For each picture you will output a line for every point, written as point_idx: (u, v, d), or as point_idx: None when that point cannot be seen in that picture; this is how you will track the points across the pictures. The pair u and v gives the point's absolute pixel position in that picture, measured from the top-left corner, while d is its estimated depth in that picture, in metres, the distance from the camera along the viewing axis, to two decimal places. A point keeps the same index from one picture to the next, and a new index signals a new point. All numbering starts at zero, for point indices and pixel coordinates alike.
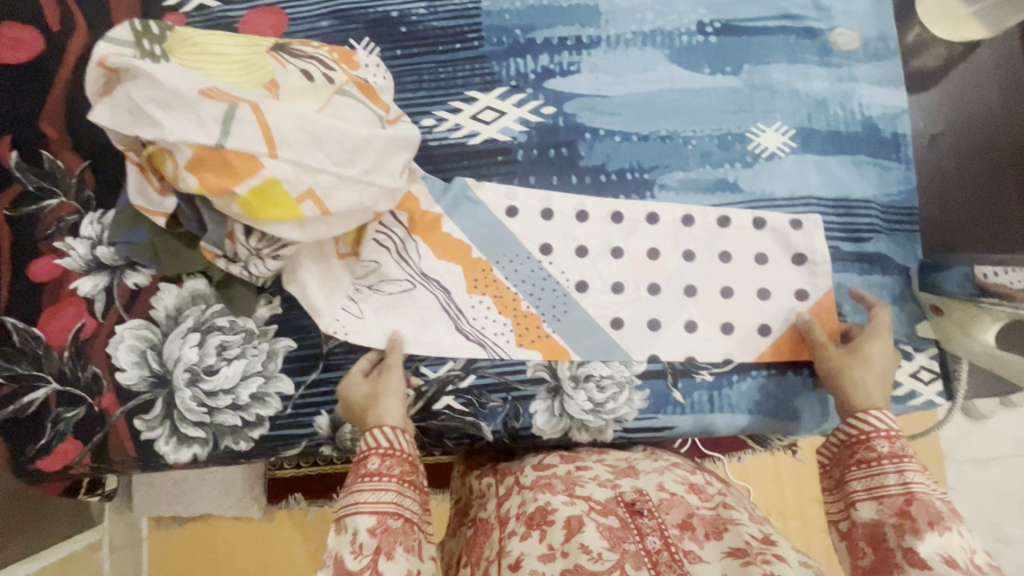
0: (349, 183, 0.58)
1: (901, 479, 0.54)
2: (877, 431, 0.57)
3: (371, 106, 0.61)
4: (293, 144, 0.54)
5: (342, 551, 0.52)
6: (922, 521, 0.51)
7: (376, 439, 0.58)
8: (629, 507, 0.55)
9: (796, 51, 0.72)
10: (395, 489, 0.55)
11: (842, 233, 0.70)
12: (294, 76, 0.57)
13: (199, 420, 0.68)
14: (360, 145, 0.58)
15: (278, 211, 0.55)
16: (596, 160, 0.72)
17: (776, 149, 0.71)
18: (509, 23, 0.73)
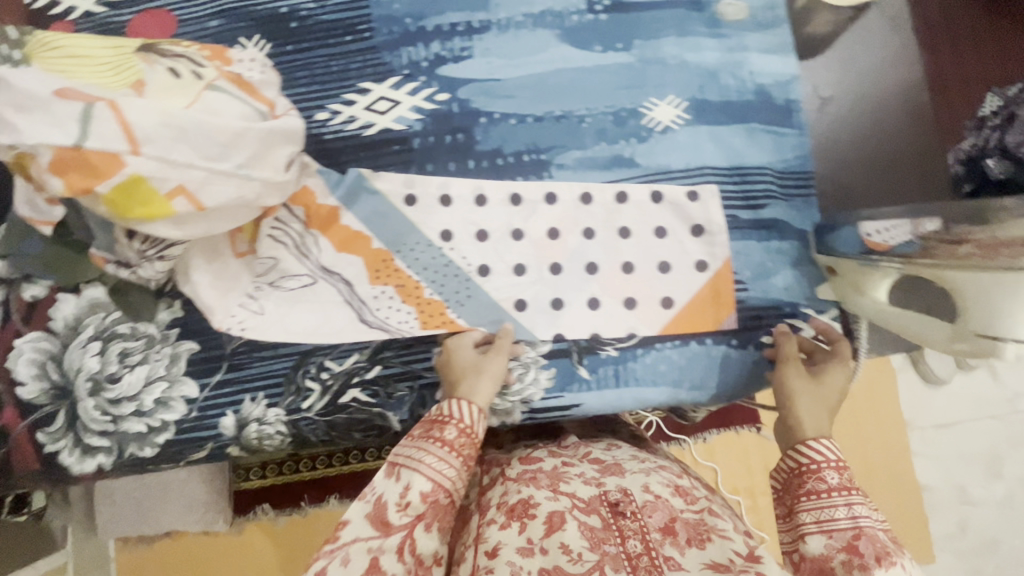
0: (225, 177, 0.57)
1: (850, 513, 0.54)
2: (820, 458, 0.58)
3: (248, 101, 0.61)
4: (157, 140, 0.54)
5: (388, 497, 0.56)
6: (869, 558, 0.51)
7: (453, 409, 0.61)
8: (612, 507, 0.57)
9: (685, 24, 0.73)
10: (456, 467, 0.59)
11: (739, 201, 0.70)
12: (161, 74, 0.57)
13: (103, 429, 0.67)
14: (233, 138, 0.57)
15: (150, 209, 0.55)
16: (493, 144, 0.72)
17: (670, 122, 0.71)
18: (399, 12, 0.73)
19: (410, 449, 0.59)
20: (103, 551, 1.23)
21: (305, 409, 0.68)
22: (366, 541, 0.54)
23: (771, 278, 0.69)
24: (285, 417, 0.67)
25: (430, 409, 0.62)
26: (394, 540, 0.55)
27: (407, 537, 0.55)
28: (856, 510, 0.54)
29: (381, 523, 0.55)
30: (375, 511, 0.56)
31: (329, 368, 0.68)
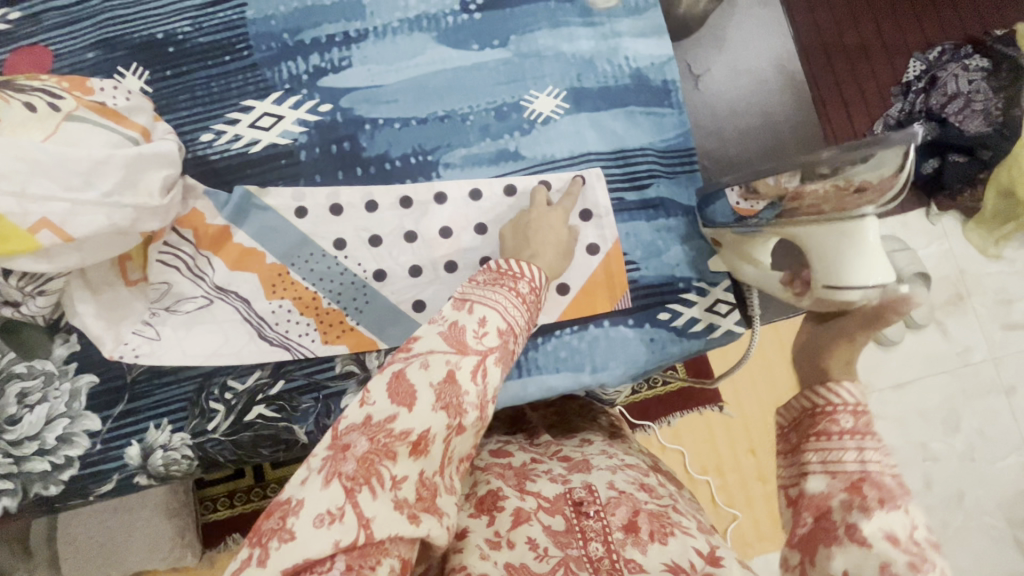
0: (92, 207, 0.57)
1: (860, 456, 0.42)
2: (845, 398, 0.44)
3: (114, 127, 0.61)
4: (10, 176, 0.54)
5: (464, 323, 0.45)
6: (872, 497, 0.40)
7: (521, 268, 0.52)
8: (575, 506, 0.54)
9: (557, 16, 0.74)
10: (525, 316, 0.49)
11: (624, 184, 0.72)
12: (14, 109, 0.57)
13: (6, 471, 0.66)
14: (96, 167, 0.57)
15: (9, 244, 0.55)
16: (379, 149, 0.72)
17: (551, 112, 0.72)
18: (276, 28, 0.74)
19: (481, 288, 0.48)
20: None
21: (211, 431, 0.67)
22: (443, 354, 0.43)
23: (663, 256, 0.71)
24: (191, 440, 0.67)
25: (493, 261, 0.52)
26: (472, 361, 0.44)
27: (483, 362, 0.44)
28: (866, 454, 0.42)
29: (455, 340, 0.44)
30: (451, 330, 0.44)
31: (232, 387, 0.68)
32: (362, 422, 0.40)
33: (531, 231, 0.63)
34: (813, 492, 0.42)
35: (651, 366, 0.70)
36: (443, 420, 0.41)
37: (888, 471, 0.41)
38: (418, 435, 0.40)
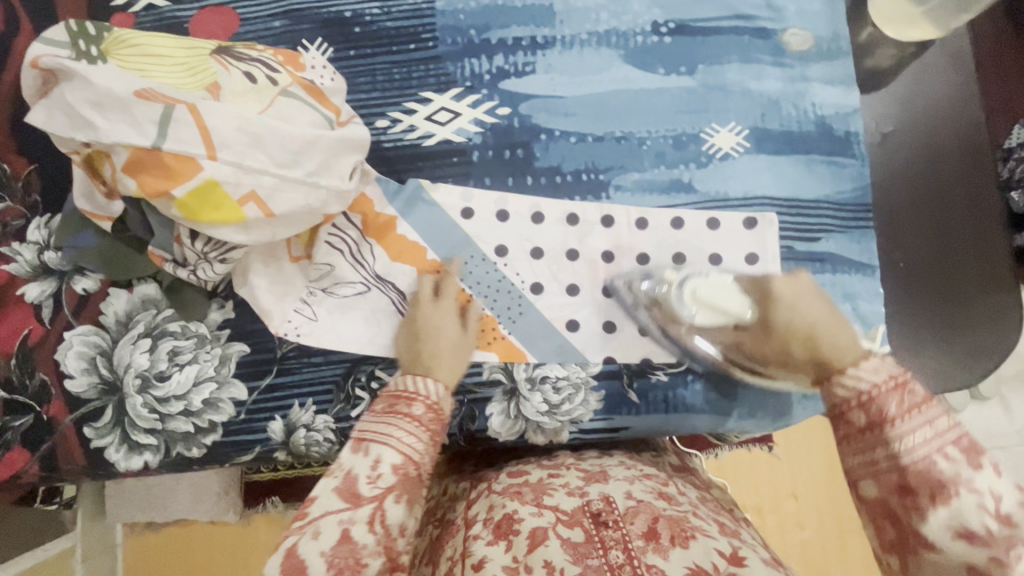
0: (294, 184, 0.59)
1: (889, 453, 0.45)
2: (858, 391, 0.48)
3: (317, 107, 0.62)
4: (232, 145, 0.56)
5: (357, 470, 0.50)
6: (923, 496, 0.43)
7: (420, 386, 0.56)
8: (594, 518, 0.52)
9: (749, 51, 0.73)
10: (424, 441, 0.53)
11: (795, 232, 0.70)
12: (237, 79, 0.60)
13: (151, 427, 0.67)
14: (305, 146, 0.58)
15: (219, 212, 0.57)
16: (552, 161, 0.71)
17: (730, 149, 0.71)
18: (464, 23, 0.73)
19: (376, 423, 0.53)
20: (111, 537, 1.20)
21: (354, 417, 0.68)
22: (336, 513, 0.48)
23: None
24: (334, 424, 0.67)
25: (391, 383, 0.57)
26: (365, 512, 0.48)
27: (377, 509, 0.49)
28: (897, 447, 0.45)
29: (348, 493, 0.49)
30: (345, 483, 0.50)
31: (380, 378, 0.68)
32: None
33: (432, 343, 0.63)
34: (869, 495, 0.47)
35: (795, 418, 0.69)
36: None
37: (934, 454, 0.43)
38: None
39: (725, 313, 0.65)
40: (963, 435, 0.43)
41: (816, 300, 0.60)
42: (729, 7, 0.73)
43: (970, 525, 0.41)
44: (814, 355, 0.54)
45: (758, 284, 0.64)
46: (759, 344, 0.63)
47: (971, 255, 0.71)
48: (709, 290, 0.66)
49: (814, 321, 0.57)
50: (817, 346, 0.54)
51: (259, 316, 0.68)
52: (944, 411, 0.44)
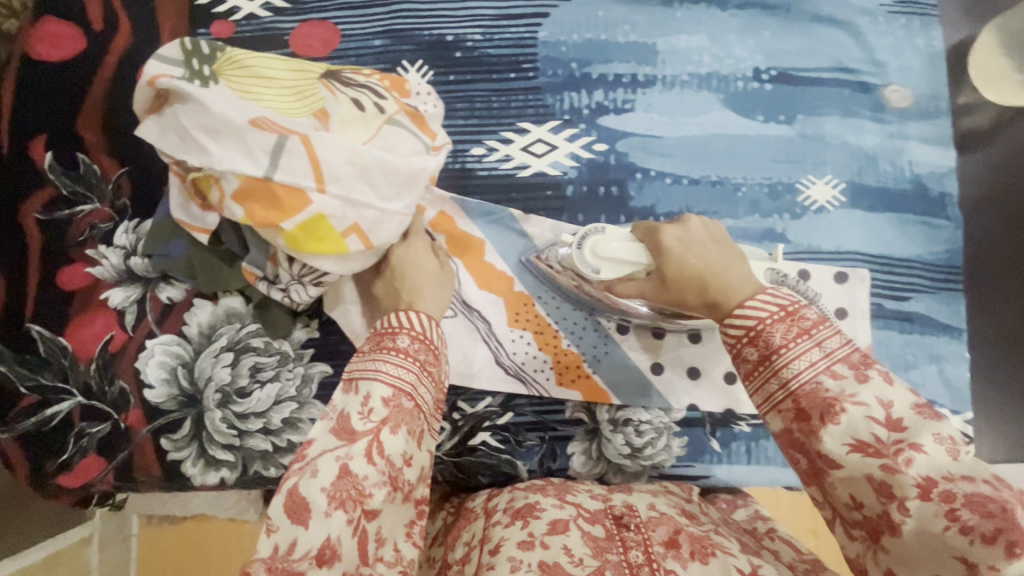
0: (395, 217, 0.59)
1: (783, 381, 0.42)
2: (748, 328, 0.45)
3: (419, 135, 0.61)
4: (340, 177, 0.56)
5: (348, 408, 0.44)
6: (815, 418, 0.40)
7: (403, 319, 0.50)
8: (615, 519, 0.53)
9: (849, 105, 0.72)
10: (417, 371, 0.47)
11: (886, 291, 0.70)
12: (345, 106, 0.60)
13: (229, 443, 0.66)
14: (408, 179, 0.58)
15: (322, 244, 0.57)
16: (646, 201, 0.71)
17: (826, 202, 0.71)
18: (565, 55, 0.72)
19: (362, 359, 0.47)
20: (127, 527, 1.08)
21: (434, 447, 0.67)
22: (331, 450, 0.42)
23: (910, 372, 0.69)
24: None
25: (377, 322, 0.50)
26: (362, 446, 0.42)
27: (375, 442, 0.43)
28: (787, 375, 0.42)
29: (344, 430, 0.43)
30: (338, 422, 0.43)
31: (462, 409, 0.67)
32: (269, 555, 0.40)
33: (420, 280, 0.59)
34: (777, 431, 0.43)
35: None
36: (341, 517, 0.40)
37: (820, 375, 0.41)
38: (319, 546, 0.40)
39: (626, 262, 0.58)
40: (852, 351, 0.42)
41: (710, 245, 0.55)
42: (832, 59, 0.73)
43: (861, 435, 0.38)
44: (706, 302, 0.51)
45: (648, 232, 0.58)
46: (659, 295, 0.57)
47: None
48: (609, 243, 0.59)
49: (707, 266, 0.53)
50: (707, 292, 0.51)
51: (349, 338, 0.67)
52: (836, 331, 0.42)
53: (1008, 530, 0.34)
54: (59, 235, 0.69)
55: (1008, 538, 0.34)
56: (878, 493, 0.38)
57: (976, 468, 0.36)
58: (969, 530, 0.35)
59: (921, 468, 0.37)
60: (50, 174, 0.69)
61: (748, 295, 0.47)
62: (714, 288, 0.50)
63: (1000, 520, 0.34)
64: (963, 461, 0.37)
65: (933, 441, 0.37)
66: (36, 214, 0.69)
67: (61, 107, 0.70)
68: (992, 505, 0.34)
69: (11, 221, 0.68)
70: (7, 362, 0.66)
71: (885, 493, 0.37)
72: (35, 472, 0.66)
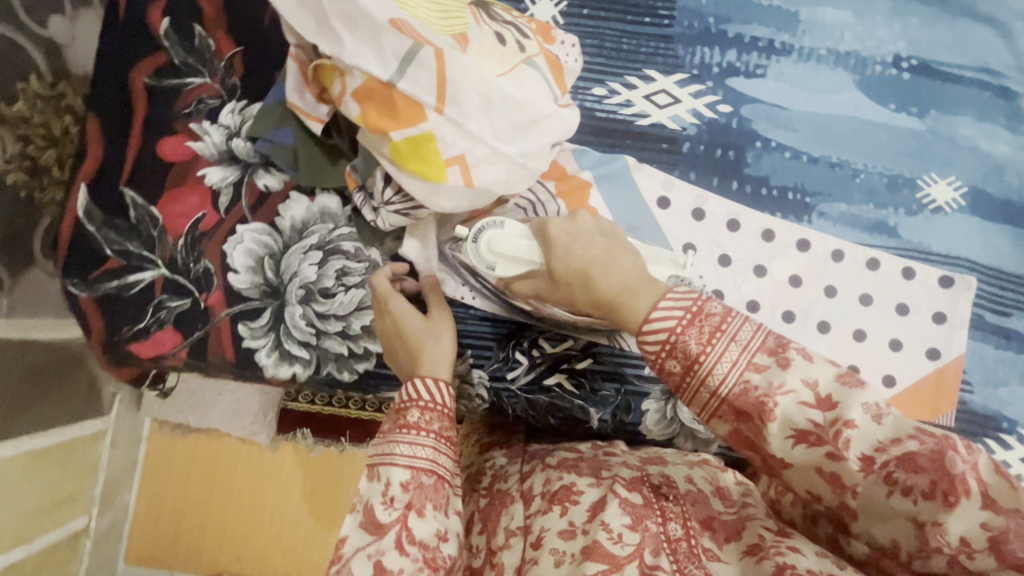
0: (504, 160, 0.53)
1: (713, 388, 0.37)
2: (663, 341, 0.38)
3: (552, 84, 0.55)
4: (462, 104, 0.50)
5: (371, 498, 0.45)
6: (755, 418, 0.35)
7: (419, 390, 0.48)
8: (654, 488, 0.47)
9: (987, 108, 0.70)
10: (432, 444, 0.46)
11: (989, 305, 0.68)
12: (487, 37, 0.53)
13: (305, 340, 0.65)
14: (528, 124, 0.52)
15: (425, 168, 0.52)
16: (761, 171, 0.69)
17: (945, 203, 0.69)
18: (705, 9, 0.70)
19: (377, 446, 0.46)
20: (138, 430, 1.08)
21: (509, 380, 0.66)
22: (362, 551, 0.43)
23: (998, 389, 0.68)
24: (488, 382, 0.66)
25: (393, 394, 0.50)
26: (392, 538, 0.43)
27: (404, 530, 0.43)
28: (714, 382, 0.37)
29: (372, 525, 0.44)
30: (365, 516, 0.44)
31: (542, 347, 0.67)
32: None
33: (412, 344, 0.55)
34: (723, 434, 0.38)
35: None
36: None
37: (745, 373, 0.36)
38: None
39: (521, 260, 0.56)
40: (766, 336, 0.37)
41: (598, 241, 0.51)
42: (977, 58, 0.70)
43: (798, 424, 0.34)
44: (593, 298, 0.46)
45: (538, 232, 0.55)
46: (551, 292, 0.55)
47: None
48: (504, 240, 0.56)
49: (591, 259, 0.49)
50: (595, 288, 0.46)
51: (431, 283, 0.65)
52: (744, 319, 0.38)
53: (942, 481, 0.30)
54: (166, 104, 0.67)
55: (944, 489, 0.30)
56: (832, 486, 0.34)
57: (901, 426, 0.32)
58: (911, 492, 0.31)
59: (859, 446, 0.33)
60: (164, 40, 0.67)
61: (651, 297, 0.42)
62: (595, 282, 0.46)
63: (933, 472, 0.31)
64: (888, 425, 0.33)
65: (864, 411, 0.33)
66: (144, 78, 0.67)
67: None
68: (922, 460, 0.31)
69: (120, 82, 0.67)
70: (96, 223, 0.65)
71: (836, 483, 0.34)
72: (108, 336, 0.65)
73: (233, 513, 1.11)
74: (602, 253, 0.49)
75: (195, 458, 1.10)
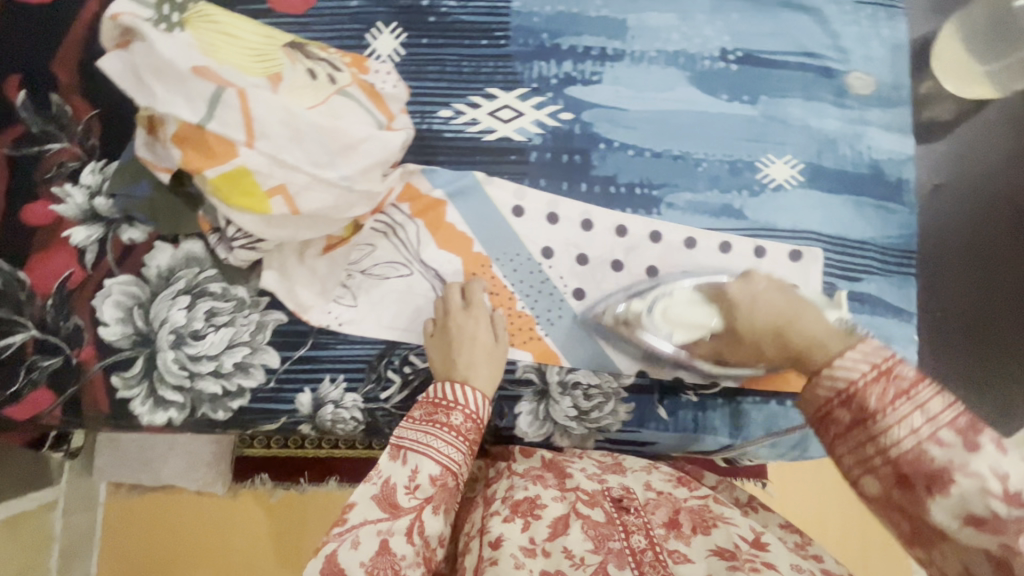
0: (326, 185, 0.55)
1: (909, 429, 0.39)
2: (839, 389, 0.43)
3: (370, 110, 0.58)
4: (271, 136, 0.53)
5: (396, 479, 0.55)
6: (919, 486, 0.38)
7: (458, 396, 0.60)
8: (615, 503, 0.57)
9: (813, 89, 0.74)
10: (462, 451, 0.58)
11: (839, 271, 0.71)
12: (299, 73, 0.57)
13: (178, 384, 0.67)
14: (345, 149, 0.55)
15: (247, 200, 0.54)
16: (608, 170, 0.72)
17: (784, 181, 0.72)
18: (537, 26, 0.74)
19: (415, 432, 0.58)
20: (94, 496, 1.12)
21: (383, 400, 0.67)
22: (375, 523, 0.53)
23: None
24: (362, 404, 0.67)
25: (430, 392, 0.61)
26: (403, 524, 0.53)
27: (416, 520, 0.54)
28: (884, 441, 0.40)
29: (388, 504, 0.54)
30: (384, 493, 0.55)
31: (413, 363, 0.68)
32: None
33: (461, 354, 0.64)
34: (870, 492, 0.42)
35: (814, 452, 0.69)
36: None
37: (924, 442, 0.39)
38: None
39: (697, 326, 0.66)
40: (959, 415, 0.38)
41: (775, 292, 0.60)
42: (798, 44, 0.74)
43: (975, 509, 0.36)
44: (789, 350, 0.54)
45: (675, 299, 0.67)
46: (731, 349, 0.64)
47: (1009, 316, 0.72)
48: (677, 309, 0.67)
49: (779, 313, 0.57)
50: (791, 340, 0.54)
51: (295, 310, 0.68)
52: (938, 390, 0.40)
53: None
54: (27, 172, 0.69)
55: None
56: None
57: None
58: None
59: None
60: (21, 111, 0.70)
61: (838, 350, 0.46)
62: (796, 339, 0.53)
63: None
64: None
65: None
66: (4, 150, 0.69)
67: (38, 47, 0.71)
68: None
69: None
70: None
71: None
72: None
73: (204, 566, 1.12)
74: (780, 308, 0.57)
75: (157, 518, 1.14)
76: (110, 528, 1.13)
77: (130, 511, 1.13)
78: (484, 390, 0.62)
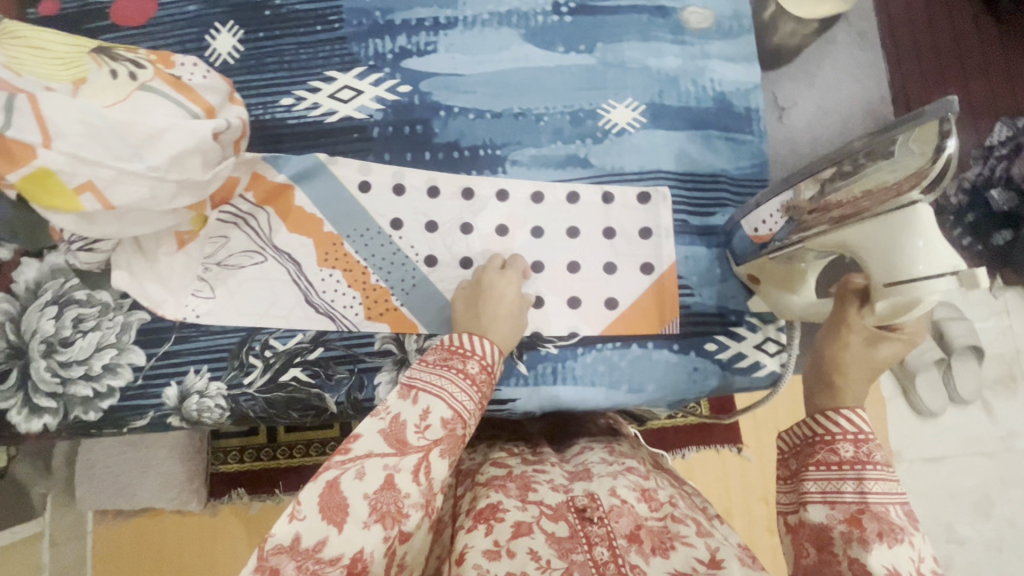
0: (135, 177, 0.57)
1: (858, 488, 0.47)
2: (854, 430, 0.49)
3: (174, 98, 0.60)
4: (68, 136, 0.55)
5: (406, 418, 0.51)
6: (871, 531, 0.45)
7: (475, 345, 0.57)
8: (580, 513, 0.53)
9: (648, 29, 0.73)
10: (474, 398, 0.54)
11: (689, 208, 0.70)
12: (102, 74, 0.59)
13: (52, 391, 0.69)
14: (146, 139, 0.56)
15: (56, 199, 0.57)
16: (451, 136, 0.73)
17: (627, 124, 0.72)
18: (370, 5, 0.75)
19: (428, 373, 0.54)
20: (82, 525, 1.16)
21: (247, 384, 0.69)
22: (381, 457, 0.49)
23: (718, 285, 0.70)
24: (227, 392, 0.69)
25: (447, 339, 0.58)
26: (411, 462, 0.49)
27: (424, 460, 0.50)
28: (866, 485, 0.47)
29: (396, 441, 0.50)
30: (392, 429, 0.50)
31: (273, 346, 0.69)
32: (290, 545, 0.45)
33: (484, 305, 0.62)
34: (812, 520, 0.48)
35: (689, 394, 0.68)
36: (379, 532, 0.46)
37: (890, 504, 0.46)
38: (352, 558, 0.45)
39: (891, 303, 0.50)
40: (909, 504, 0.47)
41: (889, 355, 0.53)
42: None
43: (901, 567, 0.43)
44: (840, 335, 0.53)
45: (909, 221, 0.49)
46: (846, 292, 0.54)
47: None
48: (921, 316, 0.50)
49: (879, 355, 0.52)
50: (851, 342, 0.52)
51: (150, 306, 0.70)
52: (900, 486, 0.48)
53: None
54: None
55: None
56: None
57: None
58: None
59: None
60: None
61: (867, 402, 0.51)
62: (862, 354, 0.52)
63: None
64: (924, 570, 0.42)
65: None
66: None
67: None
68: None
69: None
70: None
71: None
72: None
73: None
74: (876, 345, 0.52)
75: (140, 541, 1.17)
76: (100, 556, 1.17)
77: (114, 537, 1.17)
78: (501, 345, 0.60)
